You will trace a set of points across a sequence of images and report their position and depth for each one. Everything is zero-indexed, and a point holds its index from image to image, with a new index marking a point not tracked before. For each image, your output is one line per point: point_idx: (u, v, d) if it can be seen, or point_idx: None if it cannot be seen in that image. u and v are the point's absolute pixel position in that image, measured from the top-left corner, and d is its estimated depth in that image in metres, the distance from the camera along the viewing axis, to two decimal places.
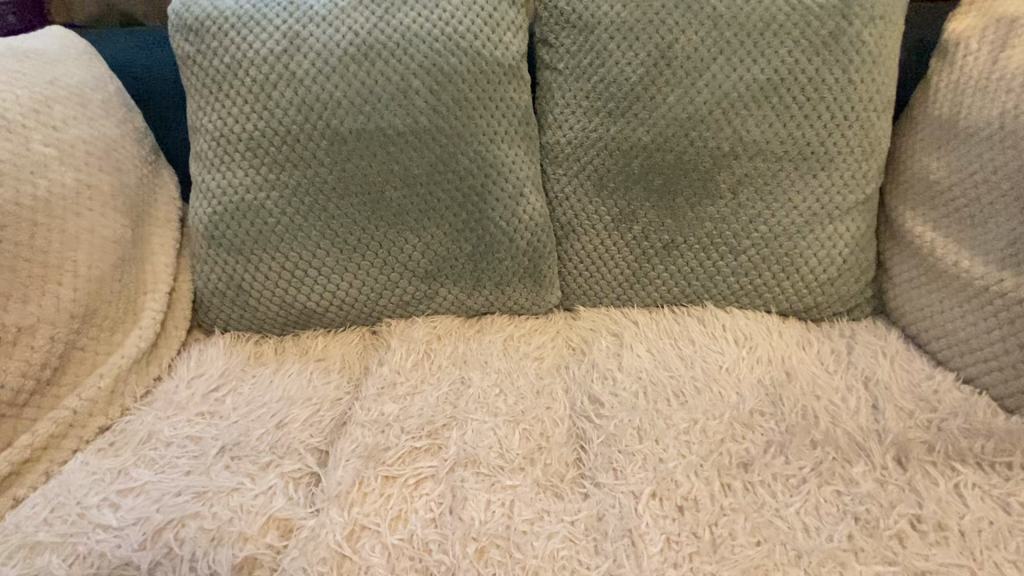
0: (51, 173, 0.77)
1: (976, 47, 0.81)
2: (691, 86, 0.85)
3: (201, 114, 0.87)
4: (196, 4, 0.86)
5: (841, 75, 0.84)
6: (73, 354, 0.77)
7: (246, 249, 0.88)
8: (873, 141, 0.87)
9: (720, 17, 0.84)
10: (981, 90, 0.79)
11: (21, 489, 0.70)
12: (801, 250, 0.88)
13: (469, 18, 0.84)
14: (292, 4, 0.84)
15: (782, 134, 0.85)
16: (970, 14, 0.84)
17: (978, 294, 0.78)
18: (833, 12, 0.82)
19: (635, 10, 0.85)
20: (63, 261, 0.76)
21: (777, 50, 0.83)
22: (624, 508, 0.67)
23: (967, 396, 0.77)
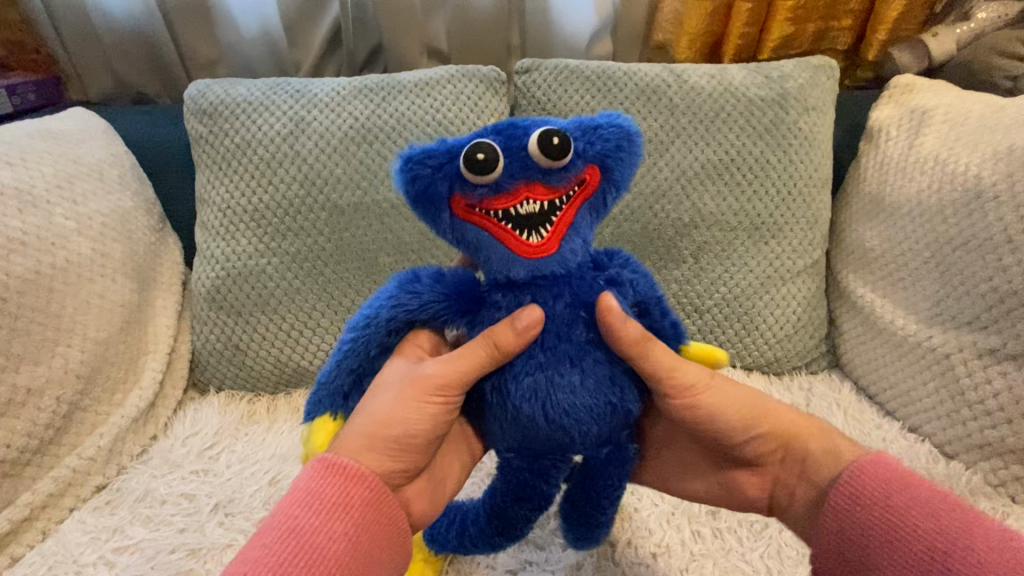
0: (69, 243, 0.83)
1: (895, 134, 0.95)
2: (653, 164, 0.96)
3: (209, 187, 0.95)
4: (211, 92, 0.96)
5: (783, 156, 0.96)
6: (76, 414, 0.81)
7: (244, 310, 0.94)
8: (815, 212, 0.98)
9: (676, 106, 0.96)
10: (900, 171, 0.92)
11: (18, 548, 0.73)
12: (759, 309, 0.97)
13: (457, 108, 0.96)
14: (299, 94, 0.95)
15: (735, 206, 0.96)
16: (889, 105, 0.98)
17: (913, 350, 0.87)
18: (771, 104, 0.96)
19: (602, 99, 0.97)
20: (74, 324, 0.81)
21: (725, 134, 0.96)
22: (602, 557, 0.71)
23: (911, 444, 0.85)
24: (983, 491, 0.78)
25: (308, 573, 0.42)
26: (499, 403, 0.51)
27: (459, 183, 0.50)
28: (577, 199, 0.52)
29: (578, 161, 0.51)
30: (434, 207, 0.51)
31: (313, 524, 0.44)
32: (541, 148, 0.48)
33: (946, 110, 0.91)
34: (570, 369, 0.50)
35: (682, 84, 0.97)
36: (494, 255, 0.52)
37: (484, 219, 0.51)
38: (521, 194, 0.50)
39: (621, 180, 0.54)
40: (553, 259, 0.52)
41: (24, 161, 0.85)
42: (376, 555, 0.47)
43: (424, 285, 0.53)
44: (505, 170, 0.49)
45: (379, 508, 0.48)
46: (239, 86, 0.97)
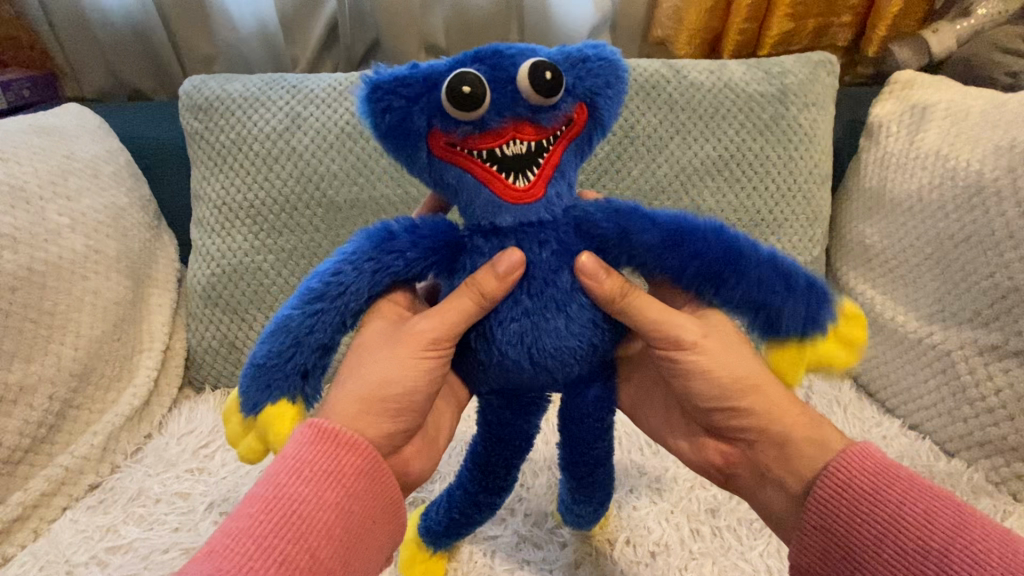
0: (62, 240, 0.83)
1: (896, 130, 0.94)
2: (652, 161, 0.95)
3: (204, 184, 0.94)
4: (206, 87, 0.95)
5: (784, 152, 0.95)
6: (69, 412, 0.80)
7: (240, 308, 0.93)
8: (816, 208, 0.97)
9: (675, 101, 0.95)
10: (900, 167, 0.91)
11: (10, 547, 0.72)
12: None
13: None
14: (294, 89, 0.94)
15: (734, 203, 0.96)
16: (890, 100, 0.97)
17: (914, 347, 0.86)
18: (771, 100, 0.96)
19: None
20: (67, 321, 0.80)
21: (725, 131, 0.95)
22: (600, 556, 0.71)
23: (912, 442, 0.84)
24: (984, 490, 0.77)
25: (294, 544, 0.42)
26: (483, 346, 0.50)
27: (440, 118, 0.48)
28: (566, 138, 0.51)
29: (567, 98, 0.50)
30: (413, 142, 0.49)
31: (300, 495, 0.44)
32: (530, 82, 0.46)
33: (947, 105, 0.90)
34: (554, 313, 0.49)
35: (682, 79, 0.96)
36: (476, 198, 0.50)
37: (468, 160, 0.50)
38: (506, 134, 0.49)
39: (609, 118, 0.53)
40: (541, 202, 0.51)
41: (17, 157, 0.84)
42: (364, 526, 0.46)
43: (400, 240, 0.51)
44: (492, 106, 0.47)
45: (369, 479, 0.47)
46: (235, 82, 0.96)
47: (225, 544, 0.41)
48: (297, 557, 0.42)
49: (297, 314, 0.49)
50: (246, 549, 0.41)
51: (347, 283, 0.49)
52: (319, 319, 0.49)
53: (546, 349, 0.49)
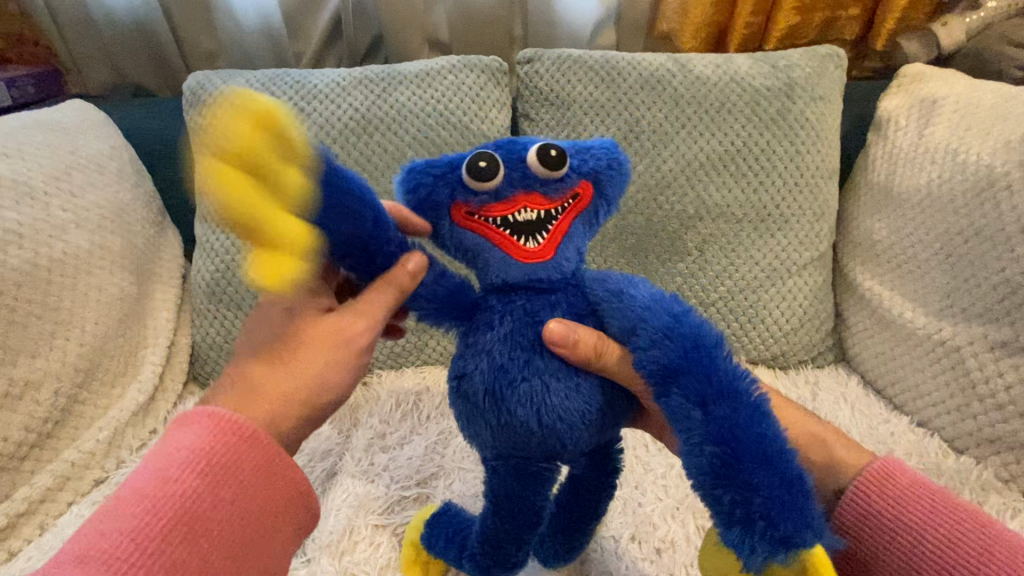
0: (67, 235, 0.83)
1: (904, 123, 0.93)
2: (657, 155, 0.94)
3: (208, 180, 0.94)
4: (209, 83, 0.95)
5: (791, 148, 0.94)
6: (74, 408, 0.80)
7: (244, 304, 0.93)
8: (822, 204, 0.96)
9: (681, 96, 0.95)
10: (908, 161, 0.91)
11: (16, 542, 0.72)
12: (765, 302, 0.96)
13: (458, 97, 0.95)
14: (297, 85, 0.94)
15: (740, 198, 0.94)
16: (899, 94, 0.96)
17: (923, 342, 0.85)
18: (777, 94, 0.95)
19: (607, 90, 0.95)
20: (72, 317, 0.80)
21: (731, 125, 0.94)
22: (605, 553, 0.70)
23: (920, 438, 0.84)
24: (993, 487, 0.76)
25: (183, 545, 0.41)
26: (491, 404, 0.47)
27: (461, 190, 0.51)
28: (574, 210, 0.53)
29: (571, 174, 0.52)
30: (435, 211, 0.51)
31: (195, 493, 0.43)
32: (537, 160, 0.49)
33: (957, 98, 0.89)
34: (566, 373, 0.47)
35: (687, 73, 0.95)
36: (491, 261, 0.51)
37: (483, 227, 0.51)
38: (519, 202, 0.50)
39: (611, 196, 0.55)
40: (550, 264, 0.50)
41: (20, 153, 0.84)
42: (268, 521, 0.45)
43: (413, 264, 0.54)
44: (505, 178, 0.50)
45: (270, 475, 0.46)
46: (238, 78, 0.95)
47: (105, 549, 0.39)
48: (184, 560, 0.41)
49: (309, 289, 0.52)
50: (130, 552, 0.39)
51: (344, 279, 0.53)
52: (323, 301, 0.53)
53: (558, 411, 0.46)
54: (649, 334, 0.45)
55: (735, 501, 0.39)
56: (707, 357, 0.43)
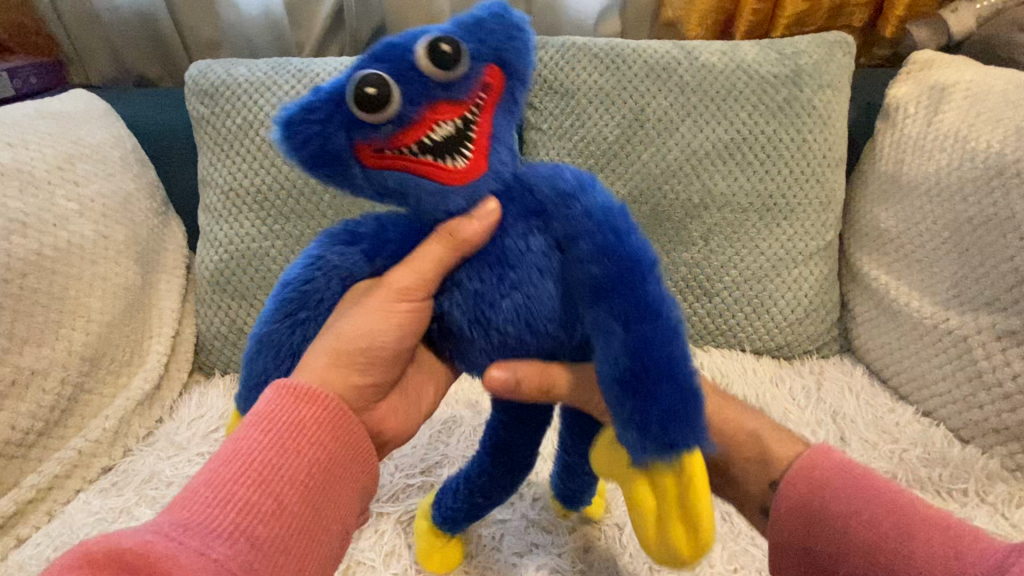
0: (71, 225, 0.83)
1: (913, 111, 0.92)
2: (662, 144, 0.94)
3: (211, 170, 0.94)
4: (211, 72, 0.94)
5: (798, 136, 0.93)
6: (81, 397, 0.81)
7: (248, 293, 0.93)
8: (829, 192, 0.95)
9: (687, 84, 0.93)
10: (917, 149, 0.90)
11: (24, 529, 0.73)
12: (770, 292, 0.95)
13: None
14: (299, 73, 0.93)
15: (746, 187, 0.93)
16: (907, 81, 0.95)
17: (929, 332, 0.85)
18: (784, 82, 0.93)
19: (611, 78, 0.94)
20: (78, 307, 0.81)
21: (737, 113, 0.93)
22: (609, 540, 0.70)
23: (925, 428, 0.84)
24: (999, 476, 0.76)
25: (257, 490, 0.39)
26: (478, 331, 0.47)
27: (357, 128, 0.44)
28: (488, 105, 0.47)
29: (474, 64, 0.45)
30: (339, 163, 0.45)
31: (260, 445, 0.41)
32: (430, 62, 0.43)
33: (968, 85, 0.88)
34: (541, 280, 0.46)
35: (693, 60, 0.94)
36: (424, 196, 0.46)
37: (402, 162, 0.45)
38: (429, 119, 0.45)
39: (523, 72, 0.49)
40: (486, 177, 0.47)
41: (24, 142, 0.84)
42: (337, 474, 0.43)
43: (337, 248, 0.49)
44: (403, 96, 0.43)
45: (337, 429, 0.44)
46: (241, 66, 0.95)
47: (182, 501, 0.38)
48: (259, 504, 0.39)
49: (269, 326, 0.49)
50: (208, 500, 0.38)
51: (316, 279, 0.48)
52: (302, 325, 0.48)
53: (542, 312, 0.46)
54: (588, 247, 0.44)
55: (652, 411, 0.43)
56: (640, 273, 0.44)
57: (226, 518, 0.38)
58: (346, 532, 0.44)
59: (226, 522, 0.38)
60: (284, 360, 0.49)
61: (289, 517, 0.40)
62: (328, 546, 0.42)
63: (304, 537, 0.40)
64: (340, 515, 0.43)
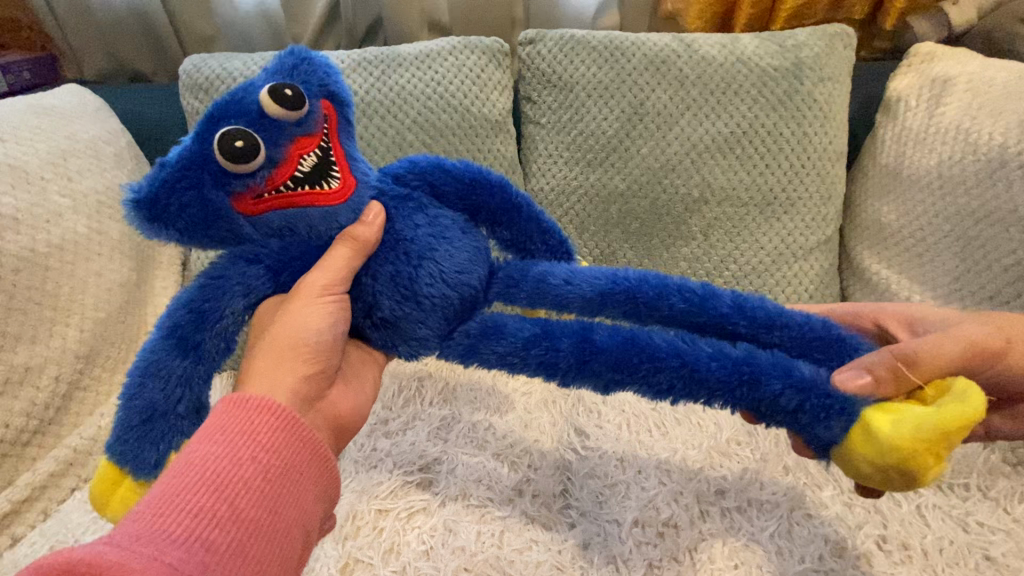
0: (64, 221, 0.82)
1: (915, 104, 0.91)
2: (661, 138, 0.93)
3: None
4: (206, 66, 0.93)
5: (798, 129, 0.92)
6: (76, 394, 0.80)
7: None
8: (828, 187, 0.95)
9: (685, 78, 0.93)
10: (919, 142, 0.89)
11: (20, 527, 0.72)
12: (770, 286, 0.94)
13: (459, 79, 0.93)
14: None
15: (745, 181, 0.93)
16: (909, 74, 0.94)
17: None
18: (785, 75, 0.93)
19: (609, 71, 0.93)
20: (71, 303, 0.80)
21: (737, 107, 0.92)
22: (608, 537, 0.70)
23: None
24: (1000, 471, 0.76)
25: (212, 495, 0.39)
26: (404, 303, 0.51)
27: (232, 180, 0.48)
28: (334, 132, 0.53)
29: (310, 101, 0.51)
30: (221, 218, 0.49)
31: (212, 454, 0.41)
32: (275, 104, 0.48)
33: (969, 77, 0.87)
34: (439, 244, 0.52)
35: (693, 53, 0.93)
36: (312, 221, 0.51)
37: (280, 200, 0.50)
38: (296, 155, 0.50)
39: (349, 101, 0.56)
40: (359, 188, 0.53)
41: (17, 137, 0.83)
42: (294, 478, 0.43)
43: (239, 265, 0.49)
44: (267, 142, 0.48)
45: (292, 433, 0.45)
46: (235, 60, 0.94)
47: (135, 512, 0.37)
48: (215, 509, 0.38)
49: (155, 353, 0.47)
50: (161, 508, 0.37)
51: (213, 295, 0.48)
52: (195, 349, 0.47)
53: (452, 262, 0.51)
54: (463, 187, 0.56)
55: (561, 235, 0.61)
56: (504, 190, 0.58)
57: (182, 524, 0.37)
58: (305, 536, 0.43)
59: (182, 527, 0.36)
60: (173, 390, 0.47)
61: (248, 521, 0.39)
62: (287, 550, 0.41)
63: (262, 539, 0.39)
64: (298, 518, 0.42)
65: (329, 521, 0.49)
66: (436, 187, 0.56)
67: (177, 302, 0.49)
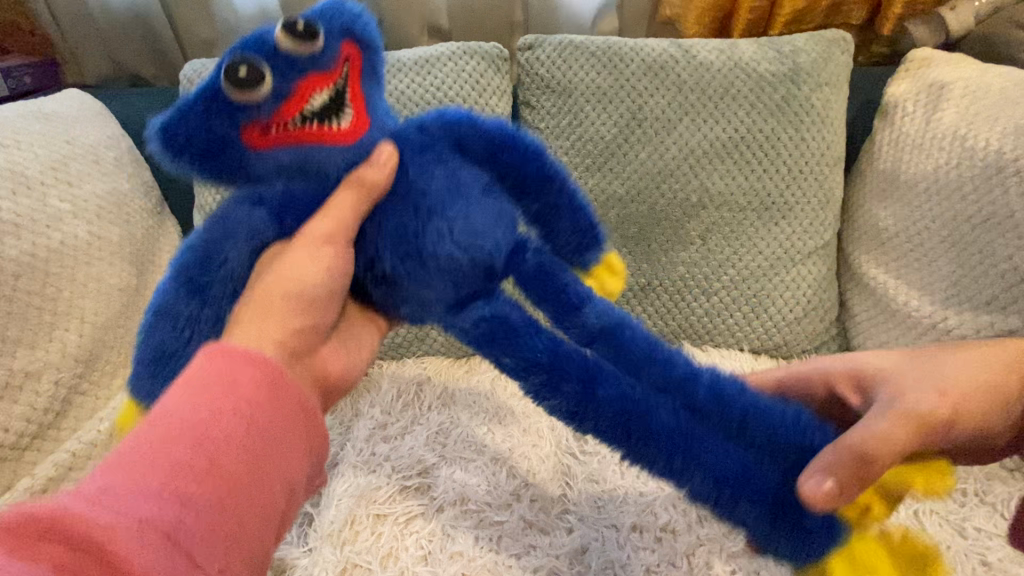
0: (64, 226, 0.82)
1: (912, 109, 0.91)
2: (660, 143, 0.93)
3: None
4: (206, 72, 0.93)
5: (796, 134, 0.93)
6: (75, 399, 0.80)
7: None
8: (827, 192, 0.95)
9: (684, 83, 0.93)
10: (915, 147, 0.89)
11: None
12: (769, 291, 0.95)
13: (458, 84, 0.93)
14: None
15: (744, 185, 0.93)
16: (906, 80, 0.94)
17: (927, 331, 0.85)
18: (782, 80, 0.93)
19: (608, 77, 0.94)
20: (71, 308, 0.80)
21: (735, 113, 0.93)
22: (607, 542, 0.70)
23: None
24: (997, 476, 0.76)
25: (187, 449, 0.35)
26: (406, 250, 0.49)
27: (241, 112, 0.47)
28: (354, 74, 0.52)
29: (331, 41, 0.49)
30: (228, 150, 0.48)
31: (189, 403, 0.37)
32: (291, 39, 0.46)
33: (965, 83, 0.87)
34: (455, 202, 0.50)
35: (691, 59, 0.94)
36: (319, 160, 0.50)
37: (288, 136, 0.49)
38: (307, 91, 0.48)
39: (374, 44, 0.54)
40: (369, 132, 0.52)
41: (18, 142, 0.83)
42: (280, 429, 0.40)
43: (246, 208, 0.50)
44: (278, 77, 0.47)
45: (276, 382, 0.41)
46: None
47: (104, 469, 0.34)
48: (191, 463, 0.35)
49: (167, 295, 0.47)
50: (132, 464, 0.34)
51: (219, 239, 0.48)
52: (200, 292, 0.47)
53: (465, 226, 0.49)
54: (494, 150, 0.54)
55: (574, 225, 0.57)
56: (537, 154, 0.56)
57: (154, 481, 0.33)
58: (291, 491, 0.40)
59: (154, 480, 0.33)
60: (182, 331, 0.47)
61: (230, 477, 0.36)
62: (274, 504, 0.38)
63: (246, 494, 0.36)
64: (286, 471, 0.39)
65: (321, 476, 0.46)
66: (463, 139, 0.54)
67: (188, 243, 0.49)
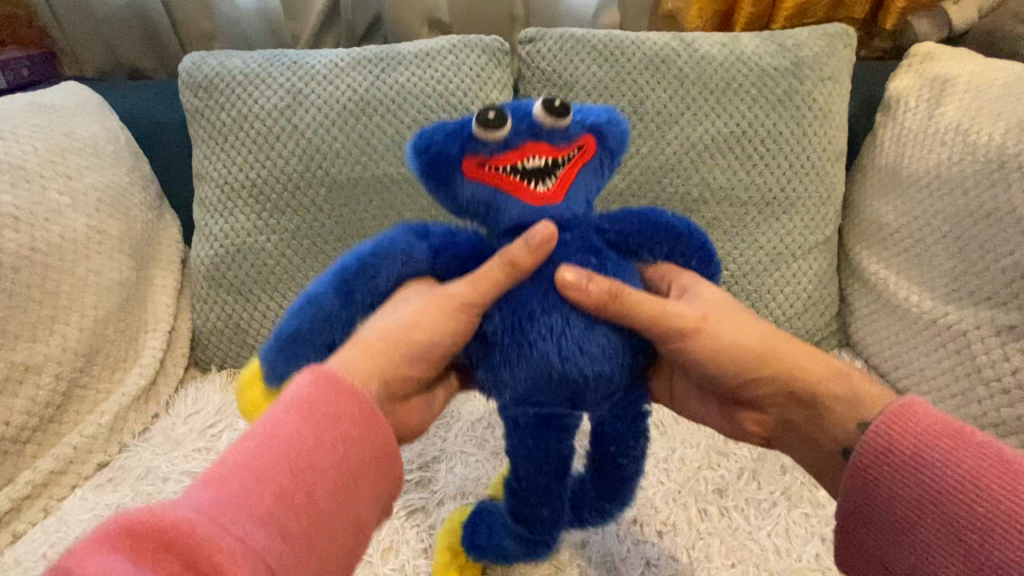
0: (64, 219, 0.82)
1: (915, 104, 0.91)
2: (661, 138, 0.93)
3: (206, 163, 0.93)
4: (206, 64, 0.93)
5: (797, 129, 0.92)
6: (76, 393, 0.81)
7: (245, 288, 0.92)
8: (828, 187, 0.95)
9: (686, 77, 0.93)
10: (917, 143, 0.89)
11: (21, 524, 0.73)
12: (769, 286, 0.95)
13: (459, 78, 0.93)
14: (294, 65, 0.92)
15: (745, 180, 0.93)
16: (909, 74, 0.94)
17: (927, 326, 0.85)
18: (784, 75, 0.93)
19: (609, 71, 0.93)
20: (71, 302, 0.81)
21: (737, 107, 0.92)
22: (606, 535, 0.70)
23: None
24: None
25: (291, 479, 0.38)
26: (512, 337, 0.48)
27: (469, 143, 0.50)
28: (577, 162, 0.52)
29: (573, 127, 0.51)
30: (445, 167, 0.50)
31: (302, 437, 0.39)
32: (544, 108, 0.49)
33: (968, 79, 0.87)
34: (583, 322, 0.48)
35: (693, 53, 0.93)
36: (506, 211, 0.51)
37: (494, 176, 0.50)
38: (527, 149, 0.50)
39: (615, 147, 0.54)
40: (558, 206, 0.51)
41: (16, 136, 0.83)
42: (366, 472, 0.41)
43: (412, 239, 0.53)
44: (512, 128, 0.49)
45: (371, 424, 0.42)
46: (235, 58, 0.93)
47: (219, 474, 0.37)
48: (292, 495, 0.37)
49: (324, 288, 0.50)
50: (240, 481, 0.37)
51: (380, 258, 0.51)
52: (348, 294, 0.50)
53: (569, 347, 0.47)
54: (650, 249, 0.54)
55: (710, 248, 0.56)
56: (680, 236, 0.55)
57: (260, 504, 0.36)
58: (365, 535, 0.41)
59: (264, 512, 0.36)
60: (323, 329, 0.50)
61: (318, 513, 0.38)
62: (348, 543, 0.39)
63: (327, 534, 0.38)
64: (362, 513, 0.40)
65: None
66: (628, 236, 0.54)
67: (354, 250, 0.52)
